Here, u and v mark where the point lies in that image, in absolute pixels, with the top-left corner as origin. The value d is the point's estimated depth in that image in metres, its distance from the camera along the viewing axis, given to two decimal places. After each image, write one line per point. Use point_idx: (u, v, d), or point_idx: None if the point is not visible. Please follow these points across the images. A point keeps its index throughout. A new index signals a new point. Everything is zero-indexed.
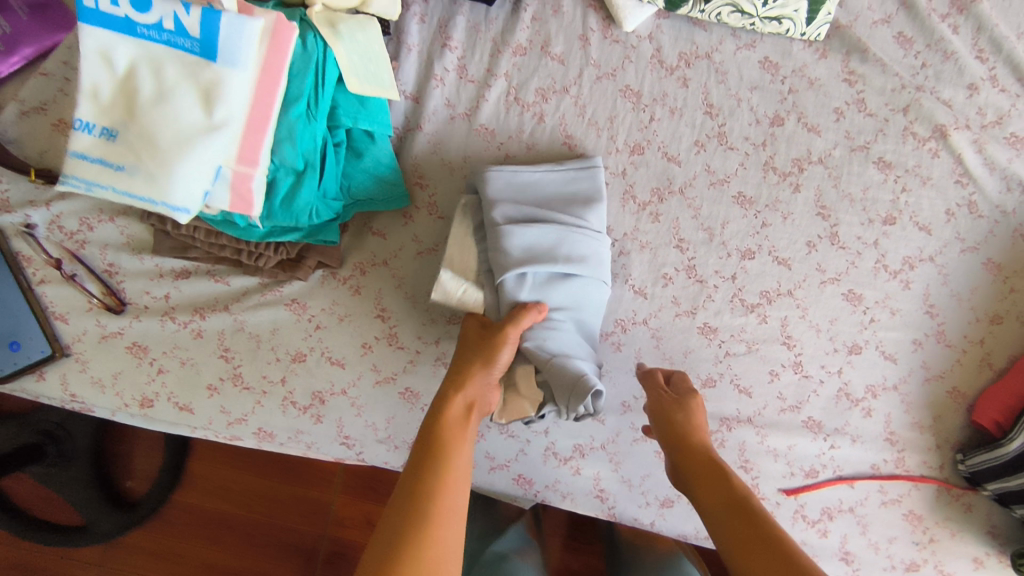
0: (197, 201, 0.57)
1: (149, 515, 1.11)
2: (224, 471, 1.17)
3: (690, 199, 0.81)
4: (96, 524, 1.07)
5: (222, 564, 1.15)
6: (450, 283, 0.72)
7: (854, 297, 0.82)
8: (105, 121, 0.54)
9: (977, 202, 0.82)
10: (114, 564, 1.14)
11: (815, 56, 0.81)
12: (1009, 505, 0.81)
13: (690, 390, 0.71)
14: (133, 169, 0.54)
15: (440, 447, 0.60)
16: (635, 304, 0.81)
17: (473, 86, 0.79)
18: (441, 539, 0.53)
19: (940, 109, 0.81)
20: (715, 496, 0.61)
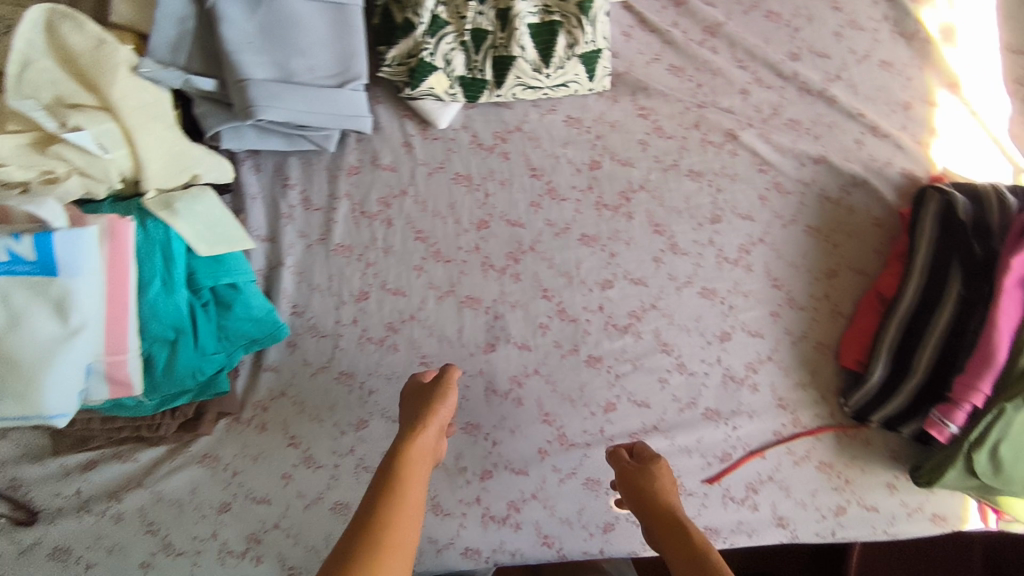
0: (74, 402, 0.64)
1: None
2: None
3: (542, 253, 0.89)
4: None
5: None
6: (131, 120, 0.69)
7: (709, 292, 0.92)
8: None
9: (782, 182, 0.94)
10: None
11: (608, 102, 0.92)
12: (897, 428, 0.89)
13: (651, 456, 0.79)
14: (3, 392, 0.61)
15: (395, 486, 0.66)
16: (524, 357, 0.88)
17: (320, 212, 0.86)
18: (414, 486, 0.68)
19: (723, 117, 0.93)
20: (676, 544, 0.70)
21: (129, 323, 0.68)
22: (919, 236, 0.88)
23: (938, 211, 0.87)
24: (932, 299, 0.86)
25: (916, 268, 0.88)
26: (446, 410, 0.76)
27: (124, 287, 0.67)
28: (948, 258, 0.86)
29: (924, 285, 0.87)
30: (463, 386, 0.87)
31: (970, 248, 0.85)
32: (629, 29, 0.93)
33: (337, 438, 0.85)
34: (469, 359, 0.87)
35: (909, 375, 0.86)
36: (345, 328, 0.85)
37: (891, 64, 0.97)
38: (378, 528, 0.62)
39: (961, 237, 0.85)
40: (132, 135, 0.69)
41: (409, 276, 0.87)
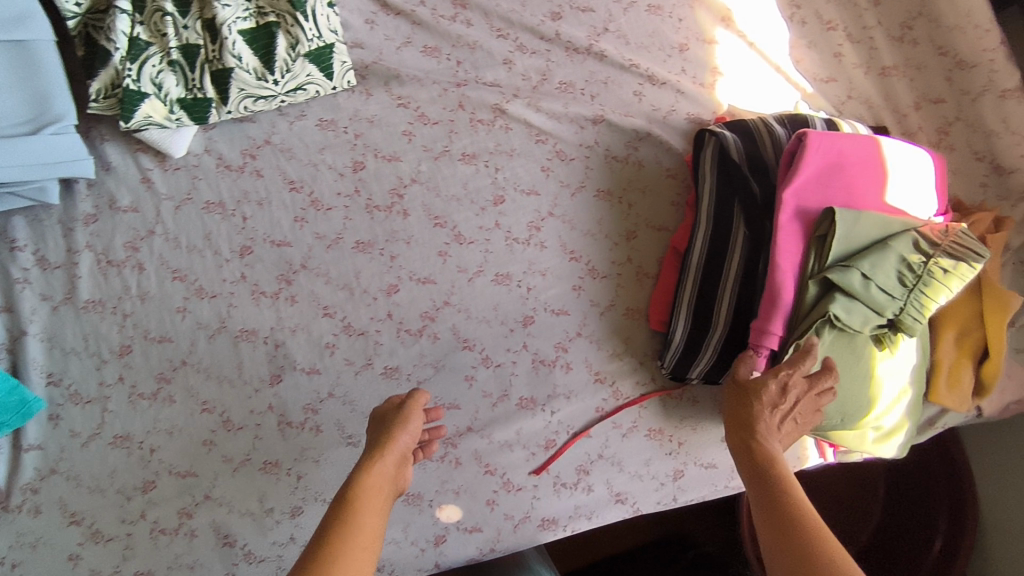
0: None
1: None
2: None
3: (316, 270, 0.84)
4: None
5: None
6: None
7: (503, 278, 0.87)
8: None
9: (563, 149, 0.89)
10: None
11: (362, 98, 0.86)
12: (716, 381, 0.87)
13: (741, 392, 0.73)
14: None
15: (352, 510, 0.59)
16: (314, 382, 0.84)
17: (61, 270, 0.80)
18: (369, 518, 0.60)
19: (487, 92, 0.88)
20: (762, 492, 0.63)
21: None
22: (701, 182, 0.85)
23: (715, 154, 0.84)
24: (720, 246, 0.83)
25: (702, 217, 0.84)
26: (409, 436, 0.68)
27: None
28: (729, 201, 0.83)
29: (711, 233, 0.84)
30: (253, 425, 0.82)
31: (747, 187, 0.83)
32: (373, 15, 0.87)
33: (124, 505, 0.79)
34: (255, 396, 0.82)
35: (709, 329, 0.84)
36: (111, 388, 0.80)
37: (659, 7, 0.93)
38: (329, 555, 0.54)
39: (737, 177, 0.83)
40: None
41: (173, 321, 0.81)
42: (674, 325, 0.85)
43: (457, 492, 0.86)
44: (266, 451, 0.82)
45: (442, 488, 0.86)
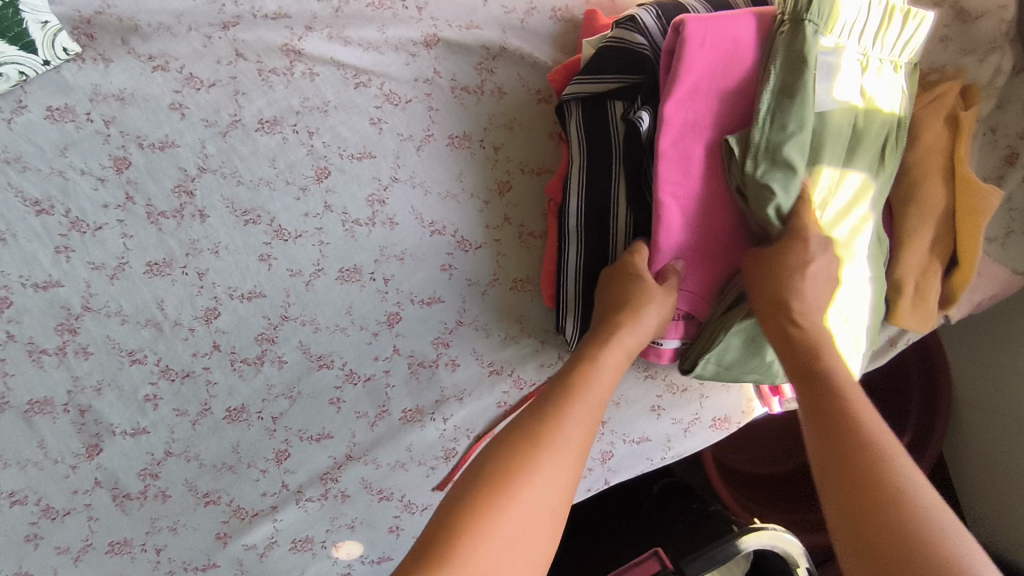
0: None
1: None
2: None
3: (105, 309, 0.65)
4: None
5: None
6: None
7: (351, 272, 0.69)
8: None
9: (393, 90, 0.67)
10: None
11: (100, 69, 0.63)
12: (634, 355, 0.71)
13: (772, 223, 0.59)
14: None
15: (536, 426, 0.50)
16: (142, 445, 0.68)
17: None
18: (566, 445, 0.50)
19: (271, 29, 0.65)
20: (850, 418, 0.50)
21: None
22: (568, 122, 0.68)
23: (585, 91, 0.65)
24: (600, 186, 0.65)
25: (574, 157, 0.67)
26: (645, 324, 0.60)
27: None
28: (603, 128, 0.66)
29: (588, 172, 0.66)
30: (82, 507, 0.67)
31: (614, 123, 0.65)
32: None
33: None
34: (73, 474, 0.67)
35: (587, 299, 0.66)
36: None
37: None
38: (508, 474, 0.47)
39: (609, 114, 0.65)
40: None
41: None
42: (564, 300, 0.67)
43: (353, 527, 0.73)
44: (106, 533, 0.68)
45: (334, 526, 0.73)
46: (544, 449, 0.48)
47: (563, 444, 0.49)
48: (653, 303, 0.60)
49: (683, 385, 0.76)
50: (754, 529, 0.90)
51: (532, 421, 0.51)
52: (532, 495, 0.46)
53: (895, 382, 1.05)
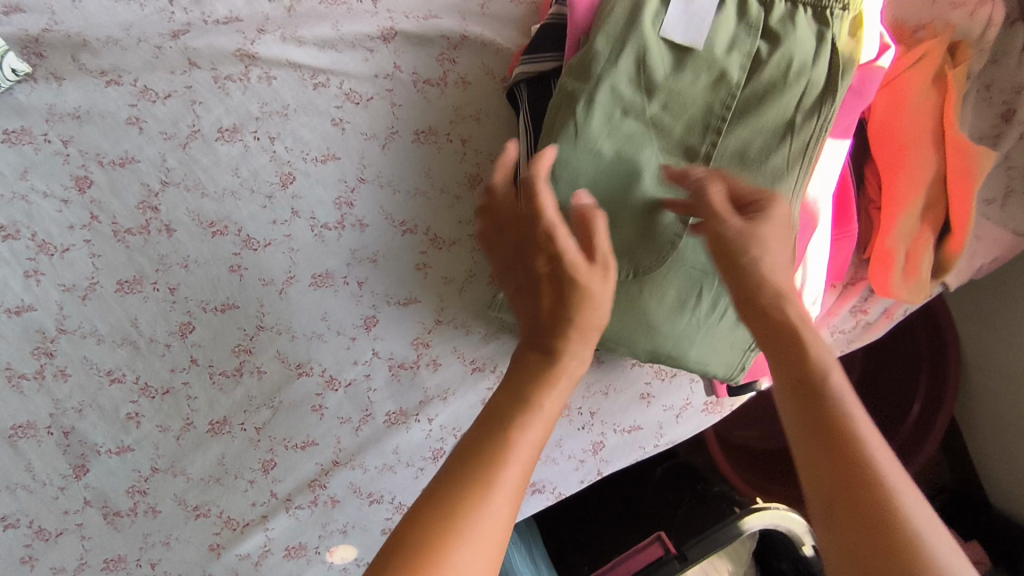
0: None
1: None
2: None
3: (79, 330, 0.65)
4: None
5: None
6: None
7: (324, 277, 0.68)
8: None
9: (353, 88, 0.65)
10: None
11: (53, 87, 0.62)
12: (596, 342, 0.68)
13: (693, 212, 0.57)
14: None
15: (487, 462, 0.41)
16: (128, 462, 0.68)
17: None
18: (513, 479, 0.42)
19: (223, 34, 0.63)
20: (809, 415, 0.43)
21: None
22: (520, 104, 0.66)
23: (530, 72, 0.63)
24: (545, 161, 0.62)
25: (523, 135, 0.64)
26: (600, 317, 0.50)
27: None
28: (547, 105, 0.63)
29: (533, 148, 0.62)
30: (74, 526, 0.68)
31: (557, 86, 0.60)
32: None
33: None
34: (62, 495, 0.67)
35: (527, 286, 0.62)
36: None
37: None
38: (447, 522, 0.39)
39: (553, 90, 0.62)
40: None
41: None
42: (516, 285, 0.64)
43: (346, 531, 0.73)
44: (101, 551, 0.68)
45: (327, 532, 0.73)
46: (505, 463, 0.41)
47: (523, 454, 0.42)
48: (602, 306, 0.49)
49: (672, 371, 0.75)
50: (757, 509, 0.88)
51: (481, 458, 0.42)
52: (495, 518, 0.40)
53: (902, 353, 1.02)
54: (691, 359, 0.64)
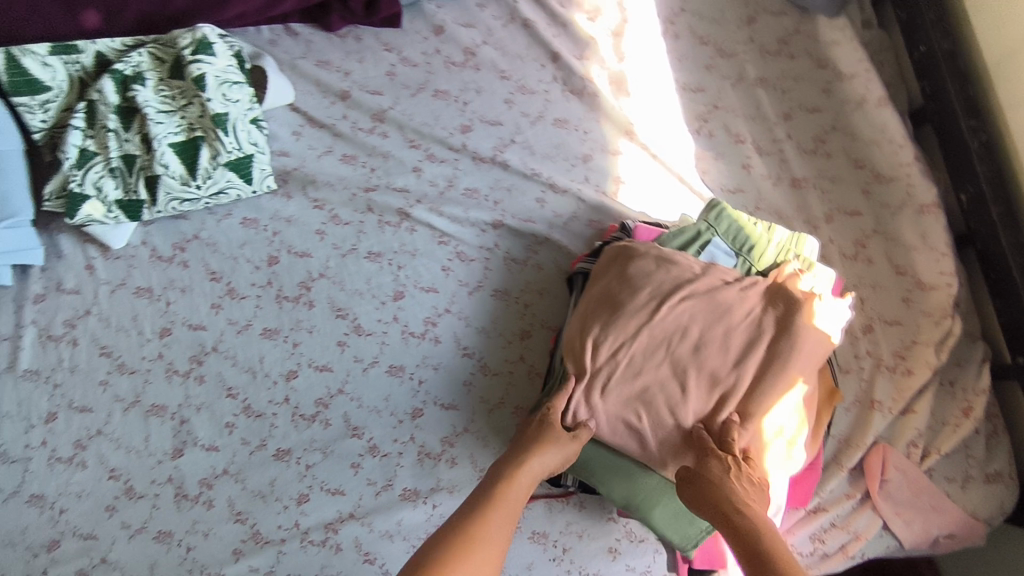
0: None
1: None
2: None
3: (225, 354, 0.92)
4: None
5: None
6: None
7: (397, 369, 0.91)
8: None
9: (463, 251, 0.95)
10: None
11: (283, 200, 0.96)
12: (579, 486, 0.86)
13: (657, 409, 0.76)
14: None
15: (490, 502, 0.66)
16: (210, 458, 0.90)
17: (9, 344, 0.93)
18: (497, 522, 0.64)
19: (395, 196, 0.96)
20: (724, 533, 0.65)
21: None
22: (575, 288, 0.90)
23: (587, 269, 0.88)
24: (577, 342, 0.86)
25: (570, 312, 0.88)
26: (548, 463, 0.72)
27: None
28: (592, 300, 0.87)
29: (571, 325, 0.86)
30: (151, 494, 0.89)
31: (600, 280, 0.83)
32: (299, 127, 0.98)
33: (28, 562, 0.85)
34: (157, 466, 0.89)
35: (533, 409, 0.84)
36: (34, 450, 0.90)
37: (565, 121, 0.99)
38: (464, 522, 0.63)
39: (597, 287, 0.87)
40: None
41: (96, 392, 0.91)
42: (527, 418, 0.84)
43: None
44: (158, 522, 0.88)
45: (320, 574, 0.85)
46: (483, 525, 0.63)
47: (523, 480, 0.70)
48: (555, 452, 0.73)
49: (641, 536, 0.87)
50: None
51: (474, 502, 0.66)
52: (488, 532, 0.62)
53: None
54: (653, 518, 0.75)
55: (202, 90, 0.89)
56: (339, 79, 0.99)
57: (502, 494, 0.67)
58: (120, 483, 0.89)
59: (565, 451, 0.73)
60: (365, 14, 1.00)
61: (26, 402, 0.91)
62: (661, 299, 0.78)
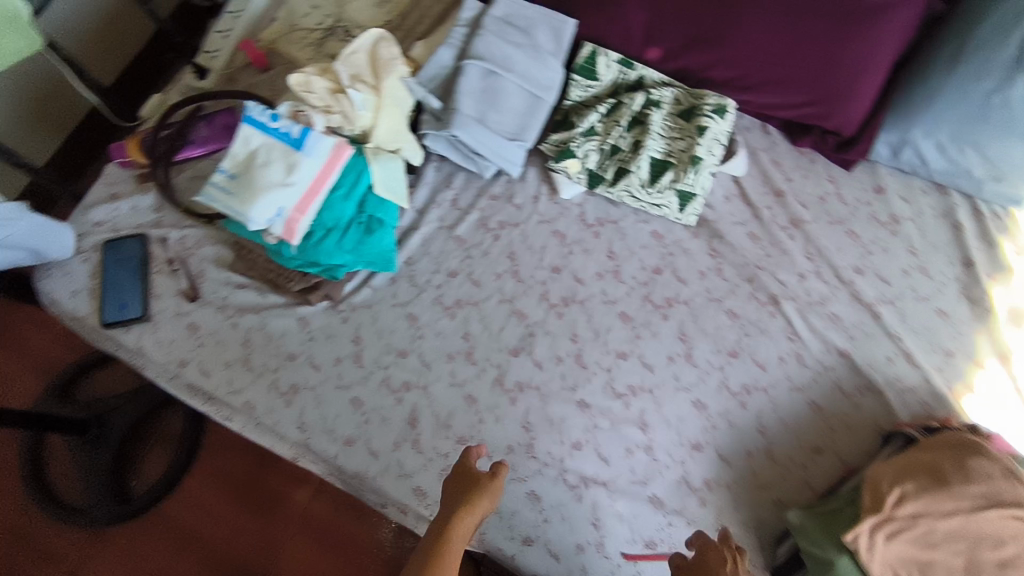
0: (262, 217, 1.01)
1: (169, 487, 1.61)
2: (231, 498, 1.62)
3: (586, 310, 1.15)
4: (147, 495, 1.60)
5: (200, 534, 1.59)
6: (337, 71, 1.11)
7: (700, 405, 1.08)
8: (230, 165, 1.03)
9: (804, 354, 1.09)
10: (124, 536, 1.60)
11: (690, 235, 1.19)
12: None
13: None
14: (233, 187, 1.02)
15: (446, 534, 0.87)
16: (533, 372, 1.12)
17: (458, 212, 1.23)
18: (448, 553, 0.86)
19: (775, 283, 1.14)
20: None
21: (312, 206, 1.06)
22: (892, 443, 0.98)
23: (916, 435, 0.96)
24: None
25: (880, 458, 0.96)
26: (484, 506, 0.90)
27: (323, 182, 1.06)
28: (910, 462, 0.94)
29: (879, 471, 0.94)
30: (481, 367, 1.13)
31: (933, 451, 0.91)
32: (732, 194, 1.21)
33: (382, 353, 1.15)
34: (497, 352, 1.14)
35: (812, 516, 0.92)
36: (429, 287, 1.18)
37: (946, 314, 1.09)
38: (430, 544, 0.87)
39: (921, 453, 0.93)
40: (377, 100, 1.11)
41: (490, 277, 1.19)
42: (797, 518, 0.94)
43: (565, 518, 1.03)
44: (474, 389, 1.12)
45: (557, 507, 1.04)
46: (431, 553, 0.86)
47: (463, 527, 0.88)
48: (479, 506, 0.90)
49: None
50: None
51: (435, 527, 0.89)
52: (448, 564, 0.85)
53: None
54: None
55: (699, 136, 1.14)
56: (781, 179, 1.20)
57: (452, 530, 0.87)
58: (468, 346, 1.14)
59: (490, 498, 0.91)
60: (834, 149, 1.20)
61: (443, 254, 1.20)
62: (989, 501, 0.84)
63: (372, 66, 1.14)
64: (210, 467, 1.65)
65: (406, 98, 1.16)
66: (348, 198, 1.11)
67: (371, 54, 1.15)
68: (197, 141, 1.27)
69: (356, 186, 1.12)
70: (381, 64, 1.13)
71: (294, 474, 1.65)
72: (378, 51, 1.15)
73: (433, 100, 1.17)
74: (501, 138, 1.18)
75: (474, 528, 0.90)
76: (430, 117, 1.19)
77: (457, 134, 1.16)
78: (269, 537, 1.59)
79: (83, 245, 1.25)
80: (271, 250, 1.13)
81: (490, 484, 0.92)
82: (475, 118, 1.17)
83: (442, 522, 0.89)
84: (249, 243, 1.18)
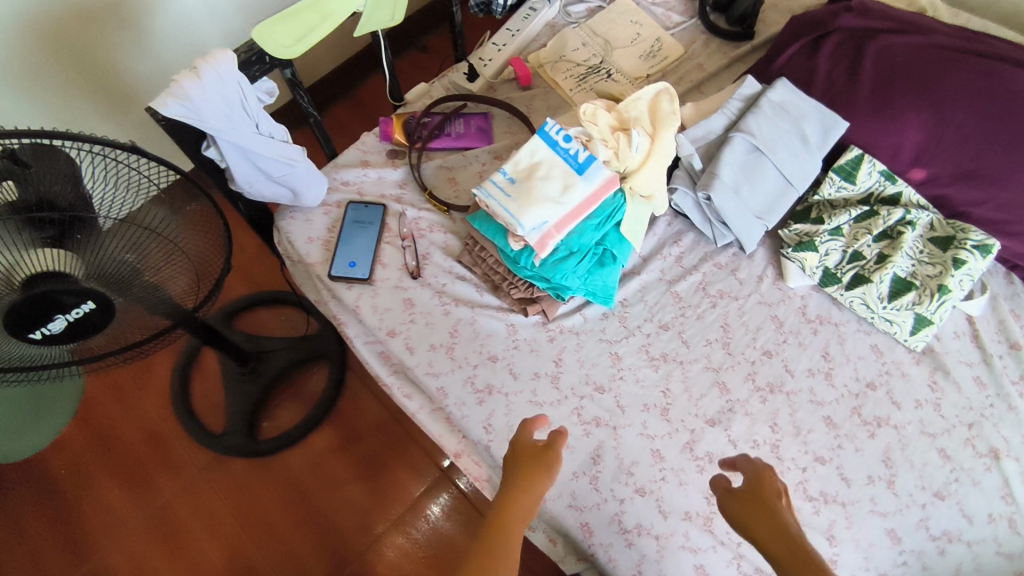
0: (530, 225, 1.06)
1: (292, 441, 1.66)
2: (344, 469, 1.67)
3: (791, 403, 1.14)
4: (273, 443, 1.65)
5: (308, 498, 1.64)
6: (622, 113, 1.17)
7: (894, 535, 1.04)
8: (512, 172, 1.11)
9: (1017, 520, 1.05)
10: (242, 475, 1.67)
11: (911, 360, 1.17)
12: None
13: None
14: (512, 193, 1.08)
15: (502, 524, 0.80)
16: (725, 448, 1.10)
17: (680, 270, 1.26)
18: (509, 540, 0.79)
19: (996, 437, 1.09)
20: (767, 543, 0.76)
21: (569, 226, 1.10)
22: None
23: None
24: None
25: None
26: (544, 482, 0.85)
27: (586, 208, 1.10)
28: None
29: None
30: (675, 427, 1.12)
31: None
32: (963, 333, 1.18)
33: (580, 382, 1.16)
34: (693, 416, 1.13)
35: None
36: (639, 333, 1.20)
37: None
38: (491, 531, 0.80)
39: None
40: (651, 147, 1.16)
41: (701, 340, 1.19)
42: None
43: None
44: (664, 445, 1.11)
45: None
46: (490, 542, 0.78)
47: (522, 508, 0.82)
48: (539, 481, 0.84)
49: None
50: None
51: (497, 512, 0.82)
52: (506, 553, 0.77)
53: None
54: None
55: (955, 269, 1.13)
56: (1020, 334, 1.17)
57: (508, 513, 0.81)
58: (666, 402, 1.14)
59: (548, 476, 0.85)
60: None
61: (658, 306, 1.22)
62: None
63: (651, 116, 1.19)
64: (337, 430, 1.71)
65: (672, 153, 1.19)
66: (599, 228, 1.15)
67: (652, 104, 1.20)
68: (450, 135, 1.39)
69: (611, 218, 1.16)
70: (661, 115, 1.18)
71: (412, 463, 1.68)
72: (660, 103, 1.19)
73: (695, 160, 1.22)
74: (748, 212, 1.20)
75: (533, 507, 0.83)
76: (685, 175, 1.25)
77: (709, 196, 1.19)
78: (374, 516, 1.62)
79: (329, 198, 1.34)
80: (506, 254, 1.18)
81: (549, 460, 0.87)
82: (730, 187, 1.19)
83: (501, 501, 0.83)
84: (481, 240, 1.23)
